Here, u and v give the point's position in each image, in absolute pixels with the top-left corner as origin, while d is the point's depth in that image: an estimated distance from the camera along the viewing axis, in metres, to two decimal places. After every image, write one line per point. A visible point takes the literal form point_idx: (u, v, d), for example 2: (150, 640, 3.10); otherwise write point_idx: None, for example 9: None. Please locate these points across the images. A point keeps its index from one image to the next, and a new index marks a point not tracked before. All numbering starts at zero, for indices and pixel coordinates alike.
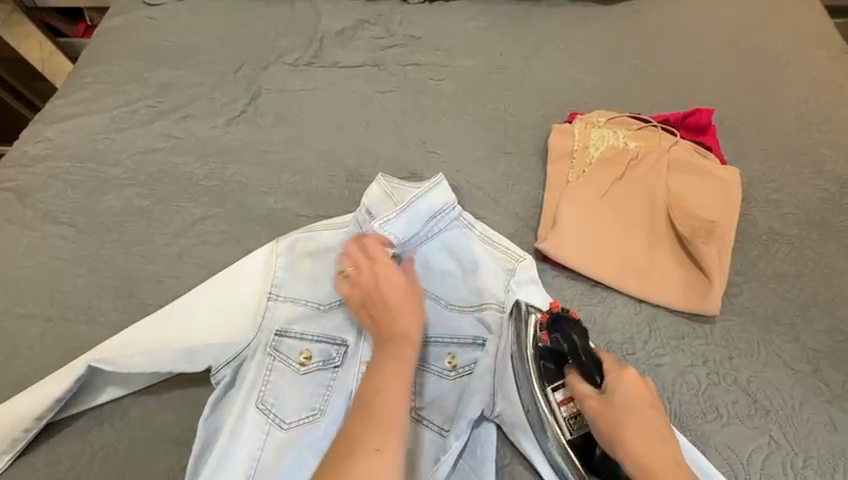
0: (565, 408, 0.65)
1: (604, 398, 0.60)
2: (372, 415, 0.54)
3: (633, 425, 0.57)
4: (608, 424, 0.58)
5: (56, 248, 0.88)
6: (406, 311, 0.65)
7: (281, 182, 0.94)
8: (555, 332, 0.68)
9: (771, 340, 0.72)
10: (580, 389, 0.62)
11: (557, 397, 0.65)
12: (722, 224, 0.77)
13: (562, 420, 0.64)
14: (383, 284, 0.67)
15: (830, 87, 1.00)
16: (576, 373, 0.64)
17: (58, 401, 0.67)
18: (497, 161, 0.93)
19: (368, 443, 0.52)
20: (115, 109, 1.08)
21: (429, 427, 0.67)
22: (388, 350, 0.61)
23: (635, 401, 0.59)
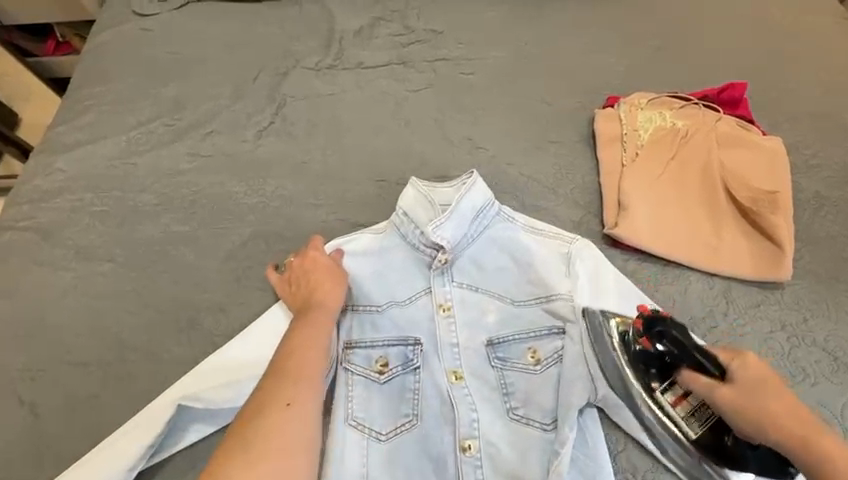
0: (681, 407, 0.65)
1: (734, 384, 0.60)
2: (282, 377, 0.59)
3: (770, 404, 0.58)
4: (747, 409, 0.58)
5: (100, 286, 0.82)
6: (325, 289, 0.72)
7: (330, 193, 0.91)
8: (657, 338, 0.65)
9: (837, 299, 0.76)
10: (700, 381, 0.62)
11: (668, 399, 0.66)
12: (777, 193, 0.80)
13: (679, 419, 0.65)
14: (312, 274, 0.74)
15: (842, 53, 1.05)
16: (690, 368, 0.63)
17: (149, 448, 0.63)
18: (546, 151, 0.93)
19: (278, 401, 0.57)
20: (129, 130, 1.01)
21: (532, 424, 0.68)
22: (315, 318, 0.67)
23: (763, 383, 0.59)
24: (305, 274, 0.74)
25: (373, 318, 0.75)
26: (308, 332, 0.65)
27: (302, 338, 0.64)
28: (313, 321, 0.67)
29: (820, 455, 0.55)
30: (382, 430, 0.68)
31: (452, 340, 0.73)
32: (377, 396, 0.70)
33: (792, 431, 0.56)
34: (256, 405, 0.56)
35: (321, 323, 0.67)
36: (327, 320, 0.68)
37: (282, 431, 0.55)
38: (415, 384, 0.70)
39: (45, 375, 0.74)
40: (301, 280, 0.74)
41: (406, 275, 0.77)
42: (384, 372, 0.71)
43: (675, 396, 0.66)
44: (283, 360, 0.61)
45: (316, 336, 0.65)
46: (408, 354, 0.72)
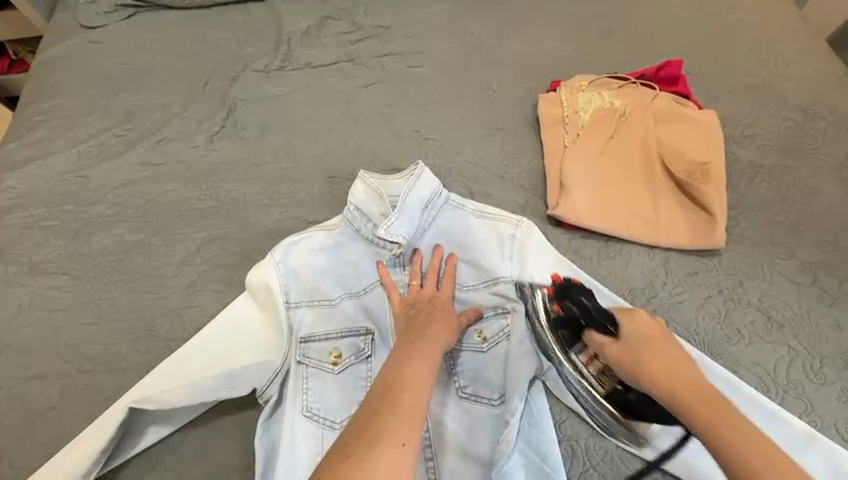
0: (592, 366, 0.65)
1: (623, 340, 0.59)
2: (398, 405, 0.52)
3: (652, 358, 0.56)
4: (630, 360, 0.57)
5: (55, 300, 0.82)
6: (445, 319, 0.69)
7: (282, 193, 0.92)
8: (565, 302, 0.66)
9: (772, 261, 0.79)
10: (597, 339, 0.61)
11: (581, 359, 0.65)
12: (710, 164, 0.83)
13: (590, 377, 0.64)
14: (439, 302, 0.72)
15: (776, 25, 1.08)
16: (593, 327, 0.62)
17: (104, 452, 0.64)
18: (493, 138, 0.94)
19: (393, 440, 0.48)
20: (80, 143, 1.01)
21: (481, 401, 0.70)
22: (421, 348, 0.62)
23: (646, 338, 0.58)
24: (428, 303, 0.72)
25: (327, 312, 0.76)
26: (416, 361, 0.59)
27: (407, 369, 0.58)
28: (426, 348, 0.62)
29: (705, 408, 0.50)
30: (336, 419, 0.69)
31: None
32: (330, 386, 0.71)
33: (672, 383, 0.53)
34: (369, 437, 0.48)
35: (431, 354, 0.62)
36: (436, 350, 0.63)
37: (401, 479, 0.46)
38: (368, 371, 0.72)
39: (1, 390, 0.75)
40: (423, 305, 0.72)
41: (360, 268, 0.79)
42: (339, 363, 0.72)
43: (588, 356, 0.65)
44: (402, 387, 0.54)
45: (425, 368, 0.58)
46: (359, 344, 0.74)
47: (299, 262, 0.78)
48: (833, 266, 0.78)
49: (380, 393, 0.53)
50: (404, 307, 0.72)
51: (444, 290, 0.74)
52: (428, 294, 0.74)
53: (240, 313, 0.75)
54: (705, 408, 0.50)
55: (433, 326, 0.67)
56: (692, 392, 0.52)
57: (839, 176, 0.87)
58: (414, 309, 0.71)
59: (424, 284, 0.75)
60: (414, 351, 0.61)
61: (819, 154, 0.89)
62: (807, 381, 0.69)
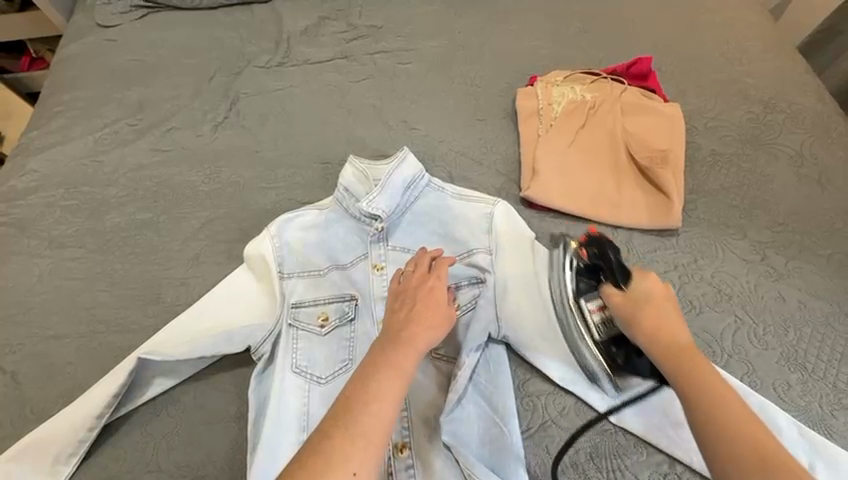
0: (597, 315, 0.74)
1: (628, 293, 0.67)
2: (350, 430, 0.55)
3: (651, 314, 0.64)
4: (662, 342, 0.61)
5: (73, 269, 0.91)
6: (431, 323, 0.67)
7: (279, 177, 1.00)
8: (593, 252, 0.77)
9: (725, 240, 0.85)
10: (609, 291, 0.69)
11: (589, 307, 0.75)
12: (671, 150, 0.90)
13: (592, 325, 0.74)
14: (426, 300, 0.69)
15: (743, 26, 1.15)
16: (610, 283, 0.70)
17: (115, 397, 0.72)
18: (474, 128, 1.02)
19: (343, 468, 0.52)
20: (96, 132, 1.10)
21: (444, 360, 0.77)
22: (393, 359, 0.61)
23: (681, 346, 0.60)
24: (416, 292, 0.71)
25: (317, 281, 0.84)
26: (383, 375, 0.60)
27: (374, 383, 0.59)
28: (400, 357, 0.62)
29: (685, 359, 0.59)
30: (322, 374, 0.76)
31: (384, 293, 0.82)
32: (316, 345, 0.78)
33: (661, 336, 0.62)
34: (317, 464, 0.52)
35: (406, 363, 0.62)
36: (414, 358, 0.63)
37: None
38: (351, 333, 0.79)
39: (24, 348, 0.83)
40: (409, 297, 0.70)
41: (347, 243, 0.87)
42: (326, 325, 0.80)
43: (597, 305, 0.75)
44: (362, 408, 0.56)
45: (393, 385, 0.59)
46: (345, 308, 0.81)
47: (294, 237, 0.86)
48: (781, 245, 0.84)
49: (334, 414, 0.56)
50: (392, 299, 0.72)
51: (437, 286, 0.72)
52: (412, 294, 0.71)
53: (240, 281, 0.83)
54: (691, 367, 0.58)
55: (418, 326, 0.66)
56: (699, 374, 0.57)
57: (794, 164, 0.93)
58: (397, 305, 0.70)
59: (416, 270, 0.74)
60: (385, 361, 0.61)
61: (776, 144, 0.96)
62: (749, 346, 0.75)
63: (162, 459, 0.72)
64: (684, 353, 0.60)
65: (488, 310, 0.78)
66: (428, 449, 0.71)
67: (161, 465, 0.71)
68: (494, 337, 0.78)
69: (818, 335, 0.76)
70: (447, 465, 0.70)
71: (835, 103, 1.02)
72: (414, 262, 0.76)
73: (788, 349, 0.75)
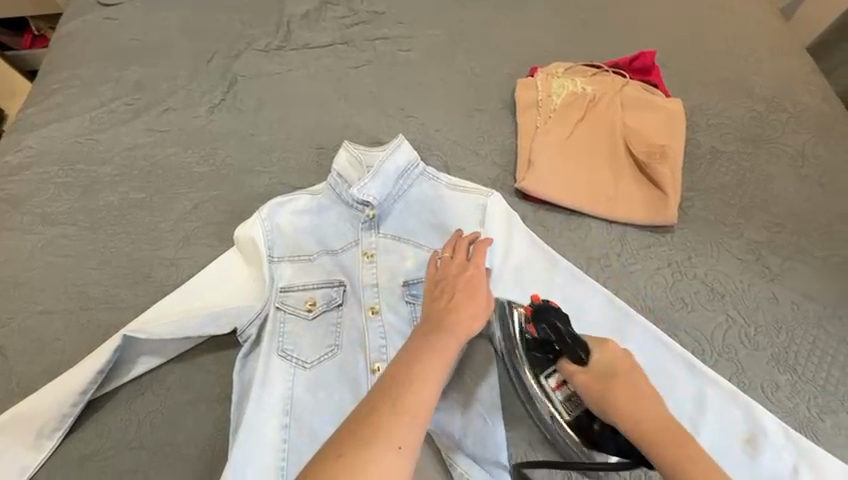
0: (559, 393, 0.68)
1: (591, 368, 0.64)
2: (399, 406, 0.54)
3: (621, 392, 0.61)
4: (600, 391, 0.62)
5: (64, 246, 0.91)
6: (472, 309, 0.67)
7: (273, 160, 0.99)
8: (540, 325, 0.68)
9: (721, 240, 0.84)
10: (569, 368, 0.65)
11: (550, 383, 0.69)
12: (670, 146, 0.88)
13: (558, 403, 0.68)
14: (468, 285, 0.69)
15: (751, 23, 1.13)
16: (566, 358, 0.66)
17: (100, 373, 0.72)
18: (471, 118, 1.01)
19: (391, 442, 0.51)
20: (93, 110, 1.10)
21: None
22: (437, 344, 0.62)
23: (616, 373, 0.63)
24: (457, 280, 0.70)
25: (306, 266, 0.83)
26: (429, 357, 0.60)
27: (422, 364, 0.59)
28: (443, 343, 0.62)
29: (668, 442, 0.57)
30: (307, 359, 0.76)
31: (372, 280, 0.81)
32: (303, 330, 0.78)
33: (642, 417, 0.59)
34: (364, 440, 0.51)
35: (449, 349, 0.62)
36: (456, 344, 0.63)
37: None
38: (338, 318, 0.79)
39: (13, 322, 0.83)
40: (448, 283, 0.70)
41: (338, 229, 0.86)
42: (313, 310, 0.79)
43: (558, 381, 0.69)
44: (408, 385, 0.56)
45: (437, 367, 0.59)
46: (332, 293, 0.80)
47: (285, 221, 0.86)
48: (777, 245, 0.83)
49: (382, 389, 0.56)
50: (430, 285, 0.71)
51: (475, 268, 0.71)
52: (451, 279, 0.70)
53: (229, 263, 0.83)
54: (627, 405, 0.60)
55: (460, 314, 0.66)
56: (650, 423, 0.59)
57: (795, 164, 0.91)
58: (438, 289, 0.70)
59: (454, 257, 0.74)
60: (429, 344, 0.61)
61: (778, 143, 0.94)
62: (739, 346, 0.74)
63: (145, 436, 0.72)
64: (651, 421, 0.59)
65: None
66: None
67: (143, 443, 0.72)
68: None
69: (811, 337, 0.74)
70: (429, 453, 0.70)
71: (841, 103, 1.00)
72: (450, 247, 0.75)
73: (779, 350, 0.74)
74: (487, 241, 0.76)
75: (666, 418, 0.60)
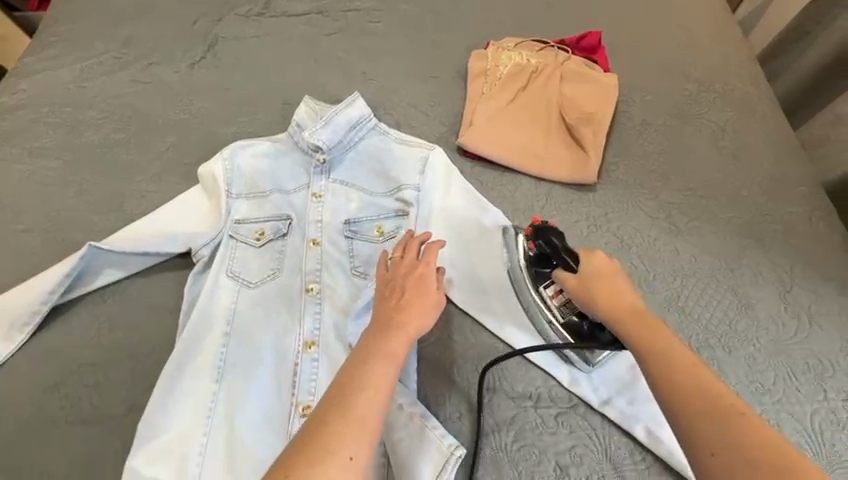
0: (556, 299, 0.76)
1: (579, 275, 0.69)
2: (349, 414, 0.55)
3: (600, 289, 0.66)
4: (582, 293, 0.68)
5: (47, 176, 1.01)
6: (420, 309, 0.67)
7: (243, 112, 1.09)
8: (539, 239, 0.77)
9: (637, 199, 0.92)
10: (562, 276, 0.72)
11: (548, 292, 0.78)
12: (599, 114, 0.97)
13: (553, 307, 0.76)
14: (417, 285, 0.70)
15: (698, 11, 1.21)
16: (561, 268, 0.73)
17: (66, 277, 0.81)
18: (426, 84, 1.10)
19: (341, 453, 0.52)
20: (84, 61, 1.19)
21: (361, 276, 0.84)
22: (387, 346, 0.62)
23: (601, 275, 0.68)
24: (406, 279, 0.70)
25: (260, 202, 0.92)
26: (377, 360, 0.60)
27: (370, 370, 0.59)
28: (393, 344, 0.62)
29: (634, 329, 0.60)
30: (252, 280, 0.85)
31: (318, 217, 0.90)
32: (251, 256, 0.87)
33: (617, 314, 0.63)
34: (315, 451, 0.52)
35: (398, 350, 0.62)
36: (406, 345, 0.63)
37: None
38: (282, 247, 0.88)
39: None
40: (399, 283, 0.70)
41: (293, 173, 0.95)
42: (261, 239, 0.88)
43: (554, 290, 0.77)
44: (358, 391, 0.56)
45: (387, 371, 0.60)
46: (280, 226, 0.89)
47: (245, 163, 0.95)
48: (687, 207, 0.91)
49: (333, 401, 0.56)
50: (382, 284, 0.72)
51: (426, 267, 0.72)
52: (402, 278, 0.71)
53: (193, 196, 0.93)
54: (604, 297, 0.65)
55: (409, 313, 0.66)
56: (620, 313, 0.62)
57: (715, 138, 0.99)
58: (388, 290, 0.70)
59: (406, 255, 0.74)
60: (380, 347, 0.61)
61: (703, 118, 1.02)
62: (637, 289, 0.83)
63: (104, 336, 0.82)
64: (635, 318, 0.61)
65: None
66: (335, 347, 0.78)
67: (102, 341, 0.81)
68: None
69: (701, 284, 0.83)
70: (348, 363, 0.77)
71: (769, 88, 1.08)
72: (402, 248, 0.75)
73: (671, 293, 0.82)
74: (438, 241, 0.76)
75: (641, 313, 0.62)
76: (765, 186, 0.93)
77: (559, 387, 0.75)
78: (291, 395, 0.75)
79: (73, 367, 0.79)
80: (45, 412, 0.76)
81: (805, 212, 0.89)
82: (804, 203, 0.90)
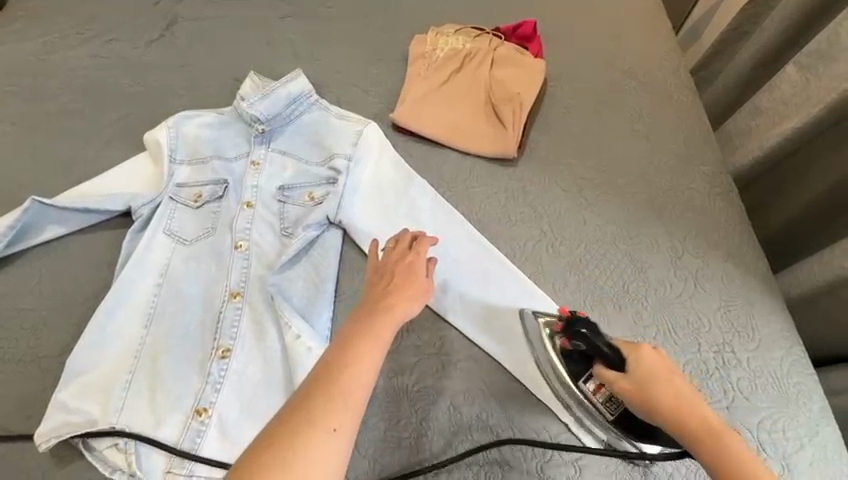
0: (600, 394, 0.74)
1: (631, 377, 0.66)
2: (333, 387, 0.57)
3: (662, 393, 0.64)
4: (641, 397, 0.65)
5: (2, 141, 1.06)
6: (410, 294, 0.70)
7: (195, 87, 1.15)
8: (574, 337, 0.73)
9: (554, 175, 0.99)
10: (607, 375, 0.69)
11: (589, 387, 0.74)
12: (523, 94, 1.04)
13: (600, 405, 0.74)
14: (405, 273, 0.73)
15: (633, 5, 1.28)
16: (603, 364, 0.70)
17: (10, 228, 0.87)
18: (369, 65, 1.16)
19: (325, 424, 0.55)
20: (48, 36, 1.25)
21: (287, 236, 0.91)
22: (375, 325, 0.65)
23: (656, 374, 0.66)
24: (397, 265, 0.74)
25: (200, 168, 0.97)
26: (364, 339, 0.63)
27: (358, 347, 0.62)
28: (379, 324, 0.65)
29: (706, 441, 0.61)
30: (187, 237, 0.90)
31: (254, 183, 0.96)
32: (189, 216, 0.93)
33: (674, 418, 0.63)
34: (302, 421, 0.55)
35: (386, 331, 0.65)
36: (394, 328, 0.66)
37: (330, 457, 0.54)
38: (218, 209, 0.94)
39: None
40: (387, 269, 0.74)
41: (234, 142, 1.01)
42: (199, 201, 0.94)
43: (596, 385, 0.75)
44: (344, 368, 0.59)
45: (374, 350, 0.62)
46: (217, 190, 0.95)
47: (187, 130, 1.00)
48: (599, 182, 0.98)
49: (318, 374, 0.59)
50: (371, 271, 0.75)
51: (415, 253, 0.76)
52: (391, 267, 0.74)
53: (139, 161, 0.98)
54: (673, 403, 0.63)
55: (396, 297, 0.69)
56: (701, 431, 0.62)
57: (632, 121, 1.07)
58: (377, 277, 0.73)
59: (397, 246, 0.78)
60: (367, 326, 0.64)
61: (623, 104, 1.09)
62: (544, 253, 0.90)
63: (43, 285, 0.87)
64: (714, 435, 0.61)
65: (334, 201, 0.92)
66: (256, 298, 0.84)
67: (41, 290, 0.87)
68: (333, 222, 0.92)
69: (603, 250, 0.90)
70: (267, 311, 0.83)
71: (689, 78, 1.16)
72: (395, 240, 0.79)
73: (573, 258, 0.89)
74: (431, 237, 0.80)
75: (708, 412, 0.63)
76: (671, 165, 1.00)
77: (461, 337, 0.83)
78: (213, 339, 0.81)
79: (12, 312, 0.85)
80: None
81: (703, 189, 0.97)
82: (704, 182, 0.98)
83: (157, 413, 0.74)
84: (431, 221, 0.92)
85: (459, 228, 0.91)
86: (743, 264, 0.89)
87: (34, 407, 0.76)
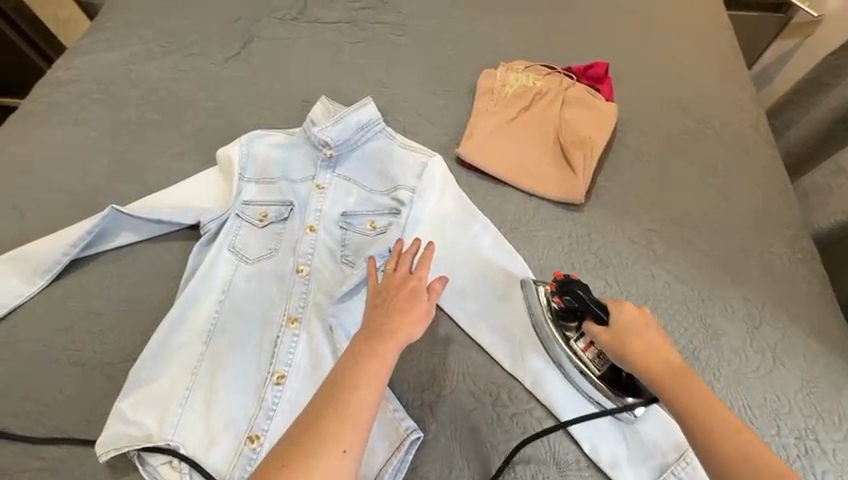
0: (588, 352, 0.77)
1: (611, 328, 0.71)
2: (339, 410, 0.58)
3: (638, 344, 0.67)
4: (617, 342, 0.69)
5: (85, 144, 1.12)
6: (412, 318, 0.68)
7: (265, 106, 1.18)
8: (565, 295, 0.78)
9: (620, 224, 0.96)
10: (593, 329, 0.73)
11: (579, 345, 0.78)
12: (594, 139, 1.01)
13: (588, 360, 0.77)
14: (408, 294, 0.71)
15: (710, 51, 1.24)
16: (591, 320, 0.75)
17: (88, 233, 0.90)
18: (436, 96, 1.17)
19: (334, 448, 0.56)
20: (133, 46, 1.32)
21: (346, 264, 0.91)
22: (377, 349, 0.64)
23: (631, 325, 0.69)
24: (400, 289, 0.72)
25: (267, 188, 0.99)
26: (367, 361, 0.63)
27: (363, 369, 0.62)
28: (382, 348, 0.64)
29: (671, 379, 0.63)
30: (251, 257, 0.92)
31: (318, 207, 0.97)
32: (253, 234, 0.95)
33: (642, 364, 0.65)
34: (309, 441, 0.56)
35: (389, 354, 0.64)
36: (395, 349, 0.65)
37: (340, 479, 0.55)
38: (282, 230, 0.95)
39: (34, 194, 1.04)
40: (391, 291, 0.72)
41: (302, 165, 1.03)
42: (263, 221, 0.96)
43: (586, 343, 0.78)
44: (351, 392, 0.59)
45: (377, 372, 0.62)
46: (283, 211, 0.97)
47: (257, 150, 1.02)
48: (668, 236, 0.94)
49: (325, 395, 0.60)
50: (373, 292, 0.73)
51: (419, 275, 0.73)
52: (393, 290, 0.72)
53: (210, 176, 1.01)
54: (643, 350, 0.66)
55: (398, 319, 0.67)
56: (665, 375, 0.63)
57: (706, 174, 1.02)
58: (381, 297, 0.71)
59: (398, 269, 0.75)
60: (372, 350, 0.63)
61: (698, 154, 1.05)
62: None
63: (112, 291, 0.90)
64: (680, 377, 0.63)
65: (396, 232, 0.91)
66: (314, 324, 0.84)
67: (110, 295, 0.90)
68: None
69: (671, 310, 0.85)
70: (324, 340, 0.83)
71: (768, 133, 1.11)
72: (395, 261, 0.77)
73: None
74: (430, 251, 0.76)
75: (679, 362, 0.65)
76: (747, 224, 0.95)
77: (521, 389, 0.80)
78: (269, 363, 0.81)
79: (81, 314, 0.88)
80: (51, 351, 0.84)
81: (784, 254, 0.92)
82: (784, 245, 0.93)
83: (212, 434, 0.75)
84: (490, 262, 0.90)
85: (516, 269, 0.89)
86: (827, 341, 0.83)
87: (94, 413, 0.78)
